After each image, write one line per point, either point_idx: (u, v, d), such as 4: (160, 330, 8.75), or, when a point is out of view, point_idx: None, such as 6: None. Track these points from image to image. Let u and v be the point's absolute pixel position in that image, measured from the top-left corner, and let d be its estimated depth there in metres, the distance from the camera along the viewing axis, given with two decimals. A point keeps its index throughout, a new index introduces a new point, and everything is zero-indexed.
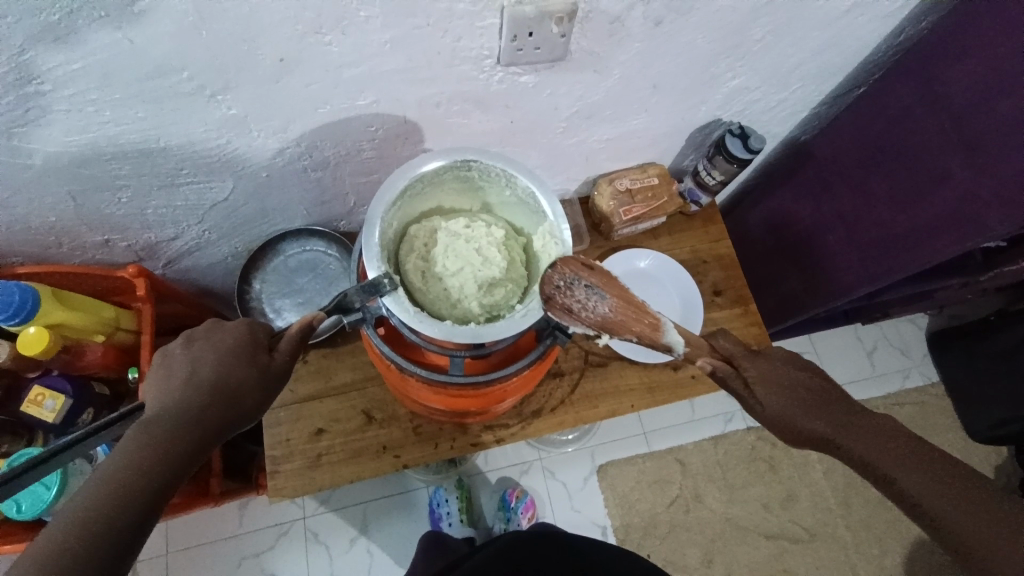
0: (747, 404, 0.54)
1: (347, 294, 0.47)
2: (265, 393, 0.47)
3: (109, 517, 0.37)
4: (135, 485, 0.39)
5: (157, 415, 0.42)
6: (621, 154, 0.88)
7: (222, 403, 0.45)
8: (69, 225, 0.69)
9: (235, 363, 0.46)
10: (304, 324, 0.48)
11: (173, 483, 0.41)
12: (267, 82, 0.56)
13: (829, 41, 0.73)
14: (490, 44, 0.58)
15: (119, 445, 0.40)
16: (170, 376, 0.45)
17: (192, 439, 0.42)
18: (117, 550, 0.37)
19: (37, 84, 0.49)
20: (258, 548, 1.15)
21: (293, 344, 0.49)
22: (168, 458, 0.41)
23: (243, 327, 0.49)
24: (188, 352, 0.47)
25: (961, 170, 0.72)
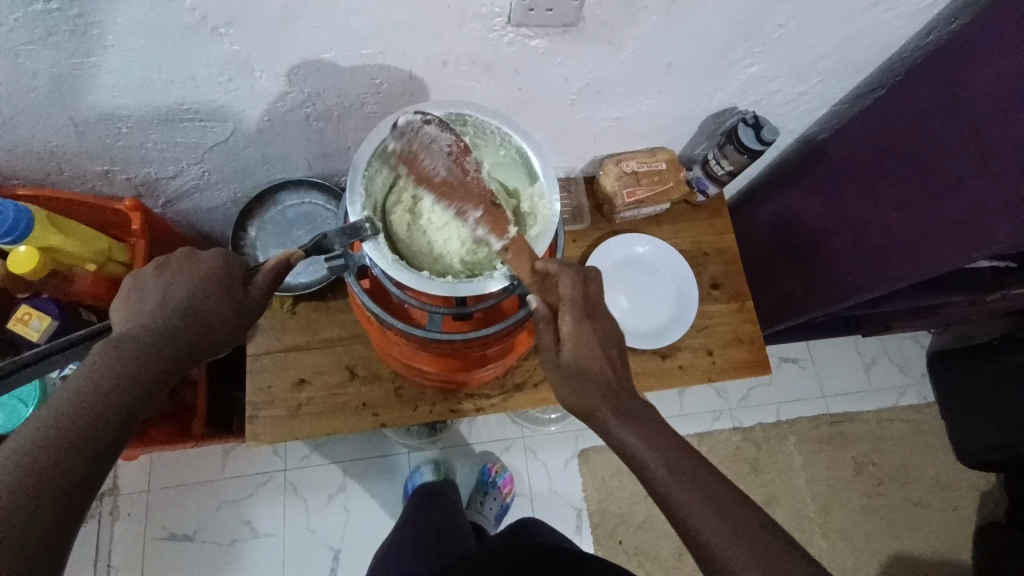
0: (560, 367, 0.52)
1: (327, 236, 0.47)
2: (239, 324, 0.48)
3: (81, 433, 0.40)
4: (103, 405, 0.41)
5: (127, 337, 0.44)
6: (631, 136, 0.87)
7: (192, 330, 0.45)
8: (69, 152, 0.69)
9: (209, 293, 0.46)
10: (280, 261, 0.48)
11: (142, 404, 0.43)
12: (272, 21, 0.55)
13: (855, 35, 0.71)
14: (500, 2, 0.56)
15: (88, 361, 0.42)
16: (142, 300, 0.45)
17: (162, 361, 0.44)
18: (92, 457, 0.40)
19: (43, 2, 0.49)
20: (238, 494, 1.17)
21: (270, 280, 0.48)
22: (137, 377, 0.43)
23: (218, 258, 0.48)
24: (159, 278, 0.46)
25: (974, 178, 0.69)
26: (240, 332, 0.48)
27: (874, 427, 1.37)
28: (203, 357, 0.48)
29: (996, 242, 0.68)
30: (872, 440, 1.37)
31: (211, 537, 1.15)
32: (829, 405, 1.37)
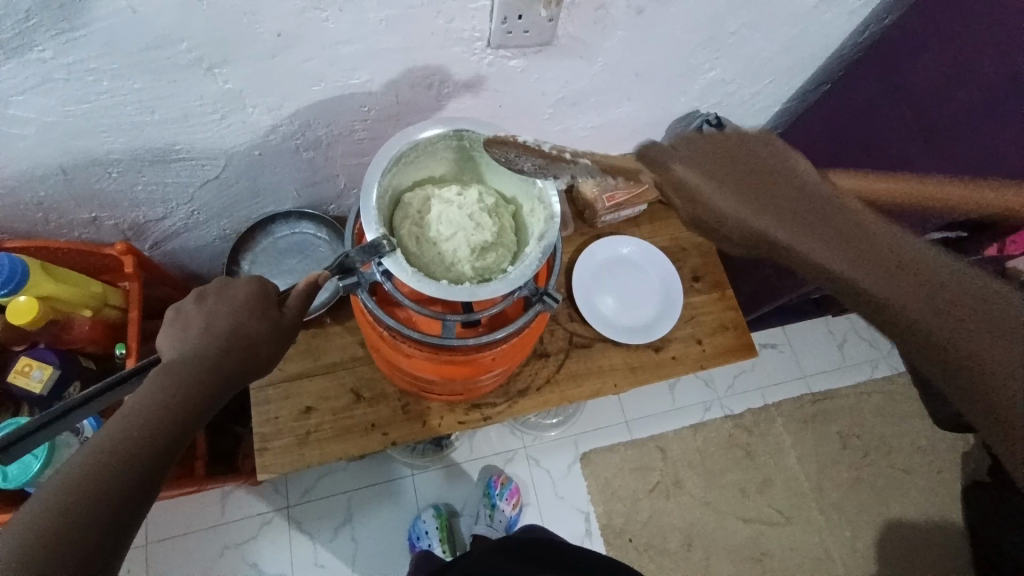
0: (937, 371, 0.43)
1: (348, 254, 0.51)
2: (280, 343, 0.50)
3: (128, 457, 0.38)
4: (151, 428, 0.40)
5: (178, 362, 0.44)
6: (604, 143, 0.92)
7: (238, 352, 0.47)
8: (58, 200, 0.69)
9: (250, 316, 0.48)
10: (310, 283, 0.51)
11: (186, 430, 0.42)
12: (265, 58, 0.57)
13: (799, 36, 0.77)
14: (482, 26, 0.60)
15: (145, 384, 0.42)
16: (187, 328, 0.47)
17: (214, 383, 0.45)
18: (146, 476, 0.39)
19: (38, 51, 0.50)
20: (241, 537, 1.14)
21: (300, 302, 0.51)
22: (194, 397, 0.43)
23: (253, 283, 0.50)
24: (200, 307, 0.48)
25: (921, 159, 0.80)
26: (279, 352, 0.50)
27: (853, 401, 1.44)
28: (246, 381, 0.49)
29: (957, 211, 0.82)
30: (853, 413, 1.43)
31: None
32: (810, 385, 1.44)
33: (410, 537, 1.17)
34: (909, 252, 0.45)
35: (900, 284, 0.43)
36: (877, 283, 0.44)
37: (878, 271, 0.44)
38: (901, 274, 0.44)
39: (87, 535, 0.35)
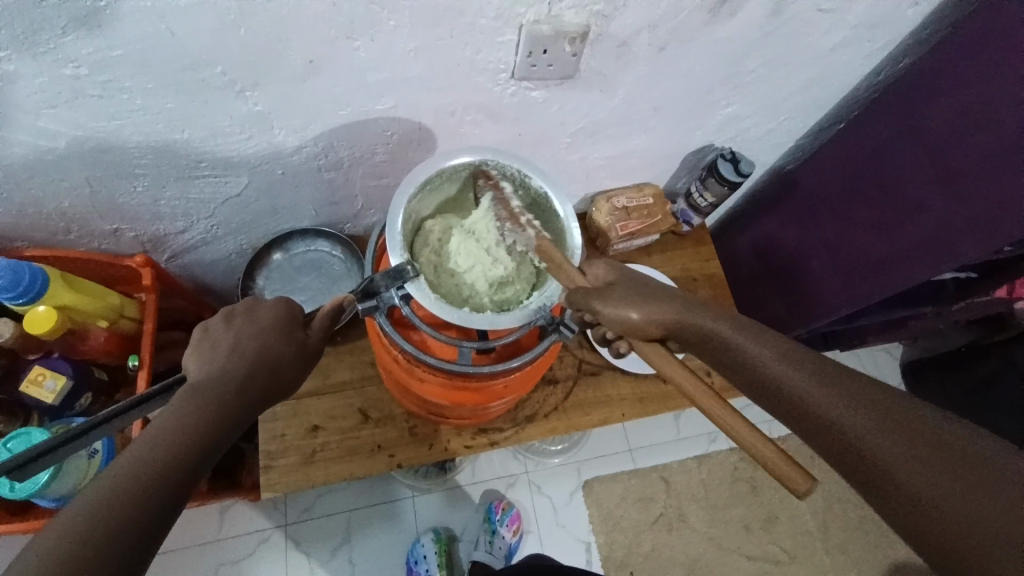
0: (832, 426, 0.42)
1: (375, 280, 0.53)
2: (302, 367, 0.51)
3: (150, 483, 0.38)
4: (173, 453, 0.40)
5: (204, 383, 0.45)
6: (618, 173, 0.93)
7: (262, 374, 0.47)
8: (80, 211, 0.70)
9: (275, 338, 0.50)
10: (334, 305, 0.53)
11: (208, 456, 0.42)
12: (294, 82, 0.59)
13: (814, 77, 0.79)
14: (506, 58, 0.62)
15: (171, 405, 0.43)
16: (215, 347, 0.47)
17: (237, 405, 0.45)
18: (167, 501, 0.38)
19: (74, 67, 0.51)
20: (237, 555, 1.13)
21: (326, 324, 0.53)
22: (218, 420, 0.43)
23: (278, 306, 0.52)
24: (228, 326, 0.49)
25: (937, 202, 0.77)
26: (301, 376, 0.51)
27: None
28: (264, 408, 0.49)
29: (969, 254, 0.75)
30: None
31: None
32: None
33: (408, 562, 1.15)
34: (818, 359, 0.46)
35: (883, 429, 0.40)
36: (825, 401, 0.43)
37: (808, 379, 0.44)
38: (867, 413, 0.41)
39: (104, 565, 0.34)
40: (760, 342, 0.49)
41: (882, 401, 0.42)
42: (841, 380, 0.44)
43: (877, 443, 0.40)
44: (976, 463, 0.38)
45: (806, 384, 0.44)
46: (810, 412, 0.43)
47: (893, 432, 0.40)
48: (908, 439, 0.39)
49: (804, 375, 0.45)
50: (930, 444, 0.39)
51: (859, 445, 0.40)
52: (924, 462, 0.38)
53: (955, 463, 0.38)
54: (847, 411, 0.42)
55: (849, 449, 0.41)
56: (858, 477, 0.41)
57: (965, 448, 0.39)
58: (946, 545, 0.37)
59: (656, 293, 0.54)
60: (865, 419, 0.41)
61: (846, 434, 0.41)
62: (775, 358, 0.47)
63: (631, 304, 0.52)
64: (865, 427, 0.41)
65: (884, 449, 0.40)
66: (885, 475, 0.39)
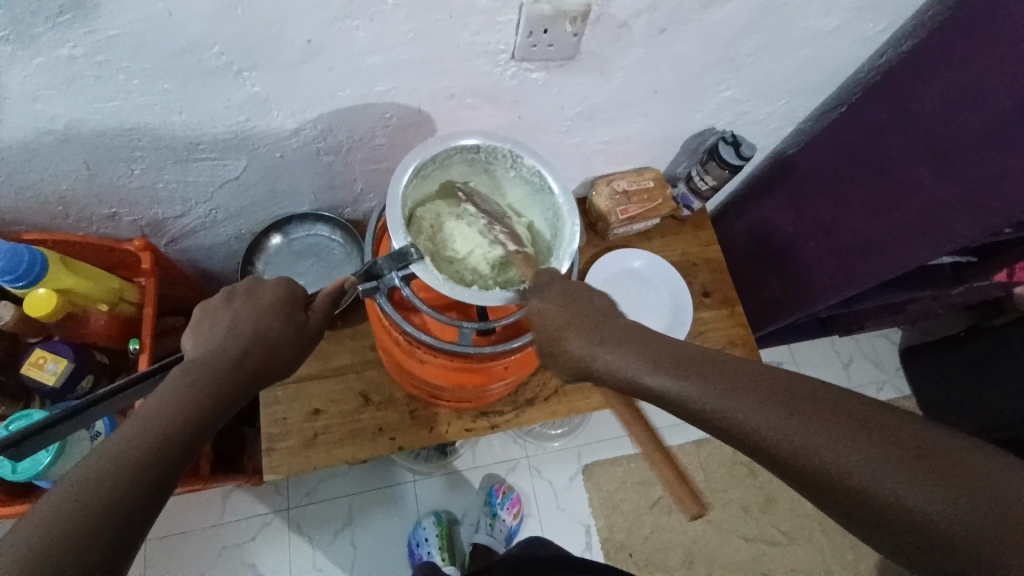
0: (811, 467, 0.41)
1: (378, 262, 0.53)
2: (301, 345, 0.51)
3: (140, 462, 0.38)
4: (168, 428, 0.40)
5: (200, 360, 0.45)
6: (618, 157, 0.92)
7: (260, 354, 0.48)
8: (79, 195, 0.70)
9: (274, 318, 0.50)
10: (335, 287, 0.53)
11: (204, 430, 0.43)
12: (291, 64, 0.58)
13: (816, 59, 0.78)
14: (506, 39, 0.61)
15: (166, 381, 0.43)
16: (213, 326, 0.48)
17: (234, 383, 0.45)
18: (162, 474, 0.39)
19: (70, 48, 0.50)
20: (240, 538, 1.14)
21: (325, 306, 0.53)
22: (213, 397, 0.44)
23: (280, 285, 0.52)
24: (228, 305, 0.49)
25: (932, 182, 0.78)
26: (299, 355, 0.51)
27: None
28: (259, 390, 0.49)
29: (966, 232, 0.76)
30: None
31: None
32: None
33: (410, 544, 1.17)
34: (819, 394, 0.43)
35: (860, 461, 0.40)
36: (819, 446, 0.41)
37: (800, 424, 0.42)
38: (851, 441, 0.41)
39: (99, 535, 0.35)
40: (692, 373, 0.47)
41: (847, 418, 0.42)
42: (810, 409, 0.43)
43: (860, 472, 0.40)
44: (932, 456, 0.40)
45: (793, 430, 0.42)
46: (771, 445, 0.43)
47: (868, 447, 0.41)
48: (899, 464, 0.40)
49: (768, 404, 0.43)
50: (931, 466, 0.39)
51: (852, 481, 0.40)
52: (922, 489, 0.39)
53: (915, 465, 0.40)
54: (823, 447, 0.41)
55: (839, 484, 0.41)
56: (863, 510, 0.41)
57: (930, 445, 0.40)
58: (933, 551, 0.39)
59: (599, 321, 0.53)
60: (855, 451, 0.41)
61: (832, 468, 0.41)
62: (743, 394, 0.45)
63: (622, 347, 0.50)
64: (839, 448, 0.41)
65: (870, 480, 0.40)
66: (886, 504, 0.40)
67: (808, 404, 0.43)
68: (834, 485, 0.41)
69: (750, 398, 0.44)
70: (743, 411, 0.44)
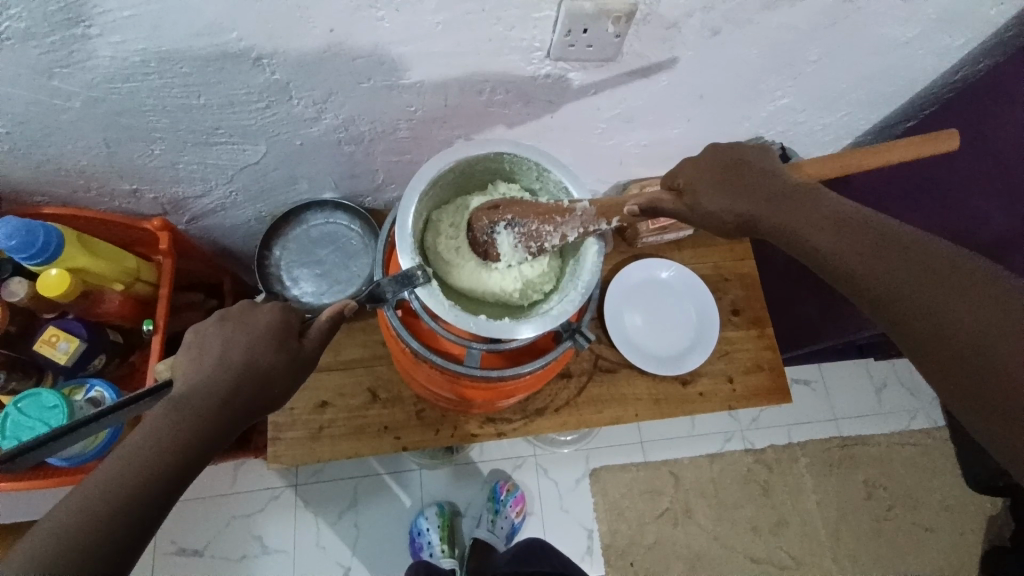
0: (850, 277, 0.48)
1: (381, 284, 0.50)
2: (294, 376, 0.48)
3: (128, 497, 0.39)
4: (145, 476, 0.40)
5: (186, 397, 0.43)
6: (655, 161, 0.86)
7: (253, 385, 0.46)
8: (99, 171, 0.69)
9: (266, 349, 0.47)
10: (335, 311, 0.50)
11: (187, 472, 0.42)
12: (313, 52, 0.55)
13: (885, 72, 0.71)
14: (542, 36, 0.57)
15: (151, 422, 0.41)
16: (202, 355, 0.45)
17: (220, 421, 0.44)
18: (137, 525, 0.39)
19: (84, 26, 0.48)
20: (249, 509, 1.17)
21: (324, 332, 0.50)
22: (197, 439, 0.42)
23: (275, 312, 0.49)
24: (219, 331, 0.47)
25: (1003, 215, 0.73)
26: (293, 385, 0.49)
27: (885, 451, 1.37)
28: (260, 414, 0.48)
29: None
30: (883, 463, 1.36)
31: (221, 551, 1.14)
32: (839, 428, 1.37)
33: (411, 532, 1.17)
34: (887, 226, 0.48)
35: (894, 271, 0.46)
36: (856, 257, 0.47)
37: (866, 244, 0.47)
38: (909, 265, 0.45)
39: None
40: (797, 210, 0.50)
41: (899, 244, 0.47)
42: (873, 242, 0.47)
43: (891, 279, 0.46)
44: (957, 272, 0.44)
45: (846, 245, 0.48)
46: (830, 262, 0.48)
47: (904, 267, 0.46)
48: (925, 275, 0.45)
49: (824, 227, 0.49)
50: (939, 275, 0.45)
51: (884, 291, 0.46)
52: (949, 299, 0.44)
53: (938, 276, 0.45)
54: (871, 262, 0.47)
55: (881, 295, 0.46)
56: (884, 314, 0.47)
57: (956, 263, 0.45)
58: (954, 360, 0.43)
59: (739, 176, 0.52)
60: (905, 270, 0.46)
61: (875, 279, 0.46)
62: (823, 225, 0.49)
63: (718, 190, 0.52)
64: (842, 246, 0.48)
65: (898, 285, 0.46)
66: (905, 309, 0.45)
67: (875, 235, 0.47)
68: (867, 295, 0.47)
69: (814, 214, 0.49)
70: (812, 228, 0.49)
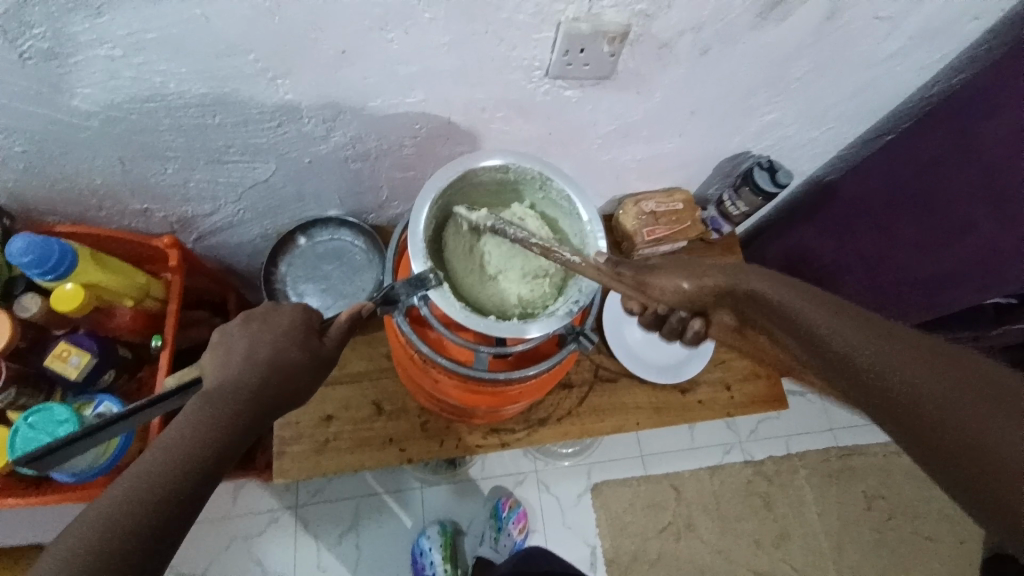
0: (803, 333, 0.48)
1: (395, 287, 0.52)
2: (316, 375, 0.50)
3: (165, 489, 0.39)
4: (182, 466, 0.41)
5: (217, 391, 0.45)
6: (649, 176, 0.90)
7: (276, 383, 0.47)
8: (111, 190, 0.71)
9: (291, 346, 0.49)
10: (352, 313, 0.52)
11: (219, 465, 0.43)
12: (325, 72, 0.58)
13: (864, 88, 0.75)
14: (542, 56, 0.60)
15: (185, 414, 0.43)
16: (229, 354, 0.47)
17: (248, 416, 0.45)
18: (173, 515, 0.39)
19: (108, 48, 0.51)
20: (248, 532, 1.15)
21: (342, 332, 0.52)
22: (227, 432, 0.44)
23: (297, 311, 0.52)
24: (244, 330, 0.49)
25: (988, 224, 0.75)
26: (316, 382, 0.50)
27: (882, 460, 1.38)
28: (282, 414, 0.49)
29: (963, 294, 0.83)
30: (881, 473, 1.37)
31: None
32: (836, 438, 1.38)
33: (413, 552, 1.16)
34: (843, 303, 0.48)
35: (886, 343, 0.44)
36: (814, 317, 0.48)
37: (815, 304, 0.48)
38: (865, 328, 0.45)
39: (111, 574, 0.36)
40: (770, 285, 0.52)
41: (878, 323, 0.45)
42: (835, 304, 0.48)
43: (837, 337, 0.46)
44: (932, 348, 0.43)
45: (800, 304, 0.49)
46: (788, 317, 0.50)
47: (851, 327, 0.46)
48: (874, 337, 0.44)
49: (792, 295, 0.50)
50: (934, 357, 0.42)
51: (823, 341, 0.46)
52: (906, 367, 0.42)
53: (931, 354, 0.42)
54: (831, 321, 0.47)
55: (844, 356, 0.45)
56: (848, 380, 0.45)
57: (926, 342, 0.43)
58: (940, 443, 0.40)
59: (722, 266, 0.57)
60: (845, 333, 0.45)
61: (810, 329, 0.47)
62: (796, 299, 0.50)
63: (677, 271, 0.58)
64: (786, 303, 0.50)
65: (844, 344, 0.45)
66: (859, 369, 0.44)
67: (837, 306, 0.48)
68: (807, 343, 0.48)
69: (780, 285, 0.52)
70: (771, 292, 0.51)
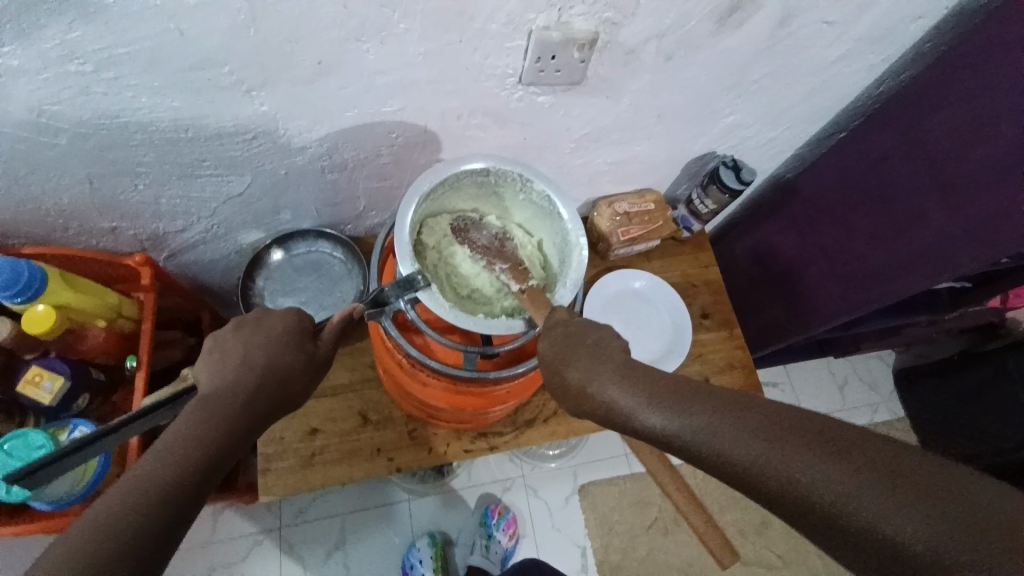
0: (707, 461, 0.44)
1: (385, 291, 0.53)
2: (312, 373, 0.53)
3: (169, 484, 0.39)
4: (183, 464, 0.41)
5: (214, 394, 0.46)
6: (621, 178, 0.92)
7: (275, 381, 0.49)
8: (80, 209, 0.69)
9: (286, 349, 0.51)
10: (344, 315, 0.54)
11: (218, 464, 0.43)
12: (301, 83, 0.58)
13: (818, 88, 0.80)
14: (515, 63, 0.62)
15: (182, 416, 0.43)
16: (223, 359, 0.48)
17: (246, 417, 0.46)
18: (176, 511, 0.39)
19: (79, 63, 0.50)
20: (231, 558, 1.12)
21: (334, 334, 0.55)
22: (227, 431, 0.44)
23: (288, 315, 0.53)
24: (237, 336, 0.50)
25: (936, 212, 0.77)
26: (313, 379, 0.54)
27: None
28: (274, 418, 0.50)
29: (919, 282, 0.82)
30: None
31: None
32: None
33: (404, 565, 1.15)
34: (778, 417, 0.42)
35: (792, 460, 0.40)
36: (723, 438, 0.43)
37: (724, 417, 0.44)
38: (756, 437, 0.42)
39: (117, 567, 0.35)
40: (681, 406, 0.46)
41: (786, 436, 0.41)
42: (747, 417, 0.43)
43: (773, 462, 0.40)
44: (840, 450, 0.39)
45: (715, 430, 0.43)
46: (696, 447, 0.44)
47: (758, 443, 0.42)
48: (854, 467, 0.38)
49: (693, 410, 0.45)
50: (841, 461, 0.39)
51: (746, 469, 0.41)
52: (861, 494, 0.37)
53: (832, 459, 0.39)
54: (735, 438, 0.42)
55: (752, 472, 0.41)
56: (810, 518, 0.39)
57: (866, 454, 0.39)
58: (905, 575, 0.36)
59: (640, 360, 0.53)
60: (809, 464, 0.39)
61: (747, 462, 0.41)
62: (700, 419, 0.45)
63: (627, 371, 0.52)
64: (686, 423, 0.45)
65: (788, 474, 0.40)
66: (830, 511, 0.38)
67: (775, 425, 0.42)
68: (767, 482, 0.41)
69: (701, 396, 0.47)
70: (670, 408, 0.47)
